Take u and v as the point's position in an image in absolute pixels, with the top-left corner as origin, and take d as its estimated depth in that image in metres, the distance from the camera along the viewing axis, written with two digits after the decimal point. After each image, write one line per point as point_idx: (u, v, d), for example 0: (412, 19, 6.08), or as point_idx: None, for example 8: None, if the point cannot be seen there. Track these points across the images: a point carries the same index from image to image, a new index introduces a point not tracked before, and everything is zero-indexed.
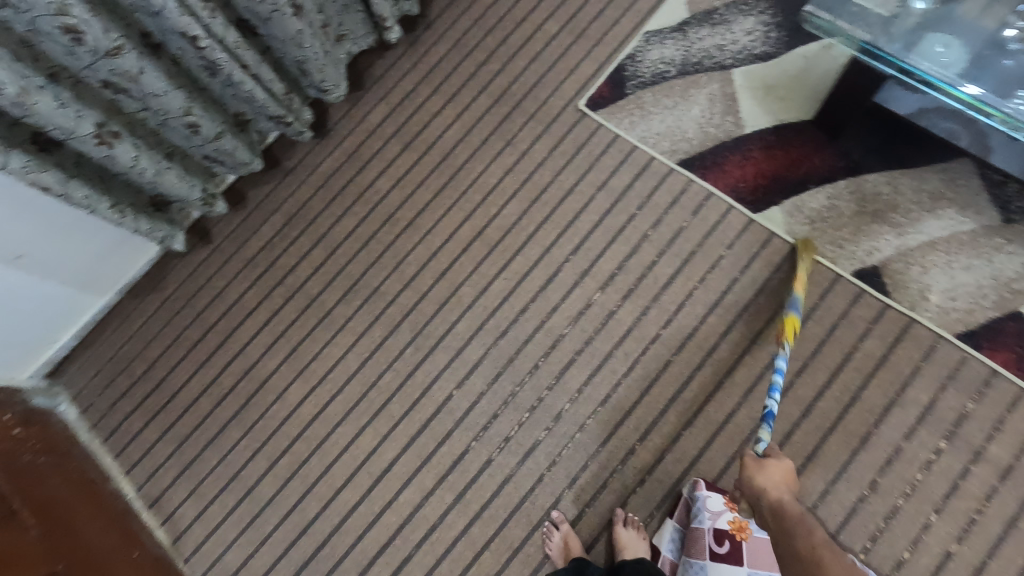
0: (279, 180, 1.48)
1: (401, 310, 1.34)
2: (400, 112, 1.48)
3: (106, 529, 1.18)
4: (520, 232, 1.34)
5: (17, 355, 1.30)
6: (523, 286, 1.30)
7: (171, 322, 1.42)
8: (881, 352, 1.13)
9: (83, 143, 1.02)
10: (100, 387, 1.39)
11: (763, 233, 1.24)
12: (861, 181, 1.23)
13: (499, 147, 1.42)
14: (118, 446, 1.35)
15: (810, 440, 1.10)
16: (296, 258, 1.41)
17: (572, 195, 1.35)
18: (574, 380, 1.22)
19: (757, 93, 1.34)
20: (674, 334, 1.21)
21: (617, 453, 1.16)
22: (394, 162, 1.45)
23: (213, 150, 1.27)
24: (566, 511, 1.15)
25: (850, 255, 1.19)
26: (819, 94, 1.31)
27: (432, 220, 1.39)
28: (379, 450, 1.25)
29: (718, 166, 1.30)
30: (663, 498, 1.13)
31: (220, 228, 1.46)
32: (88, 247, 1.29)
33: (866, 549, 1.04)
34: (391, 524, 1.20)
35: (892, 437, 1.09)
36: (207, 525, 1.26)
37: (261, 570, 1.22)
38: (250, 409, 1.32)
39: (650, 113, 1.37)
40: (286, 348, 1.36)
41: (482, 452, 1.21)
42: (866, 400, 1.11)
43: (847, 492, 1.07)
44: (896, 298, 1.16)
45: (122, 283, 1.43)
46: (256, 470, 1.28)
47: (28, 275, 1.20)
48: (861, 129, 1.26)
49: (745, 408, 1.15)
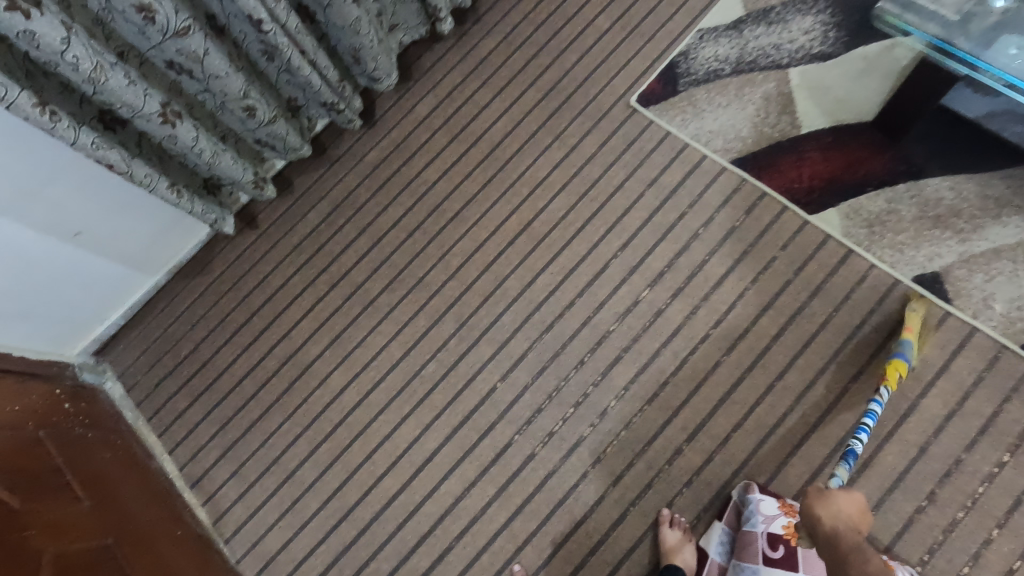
0: (325, 168, 1.48)
1: (446, 301, 1.33)
2: (448, 104, 1.48)
3: (152, 506, 1.19)
4: (568, 226, 1.33)
5: (68, 330, 1.32)
6: (570, 281, 1.29)
7: (216, 305, 1.43)
8: (941, 360, 1.10)
9: (148, 122, 1.03)
10: (147, 366, 1.41)
11: (819, 234, 1.22)
12: (922, 185, 1.20)
13: (547, 141, 1.41)
14: (163, 425, 1.37)
15: (864, 448, 1.08)
16: (342, 246, 1.42)
17: (622, 191, 1.33)
18: (620, 378, 1.20)
19: (814, 93, 1.32)
20: (724, 335, 1.19)
21: (663, 453, 1.14)
22: (440, 153, 1.45)
23: (267, 134, 1.27)
24: (610, 509, 1.13)
25: (909, 260, 1.17)
26: (881, 96, 1.29)
27: (479, 212, 1.39)
28: (421, 440, 1.25)
29: (773, 167, 1.28)
30: (710, 501, 1.11)
31: (267, 213, 1.47)
32: (142, 226, 1.31)
33: (923, 561, 1.01)
34: (431, 514, 1.20)
35: (952, 448, 1.06)
36: (247, 507, 1.27)
37: (301, 554, 1.22)
38: (293, 394, 1.33)
39: (703, 111, 1.36)
40: (330, 335, 1.36)
41: (525, 445, 1.20)
42: (925, 409, 1.08)
43: (903, 502, 1.04)
44: (958, 306, 1.13)
45: (171, 265, 1.44)
46: (298, 455, 1.29)
47: (83, 251, 1.23)
48: (924, 132, 1.23)
49: (798, 413, 1.12)
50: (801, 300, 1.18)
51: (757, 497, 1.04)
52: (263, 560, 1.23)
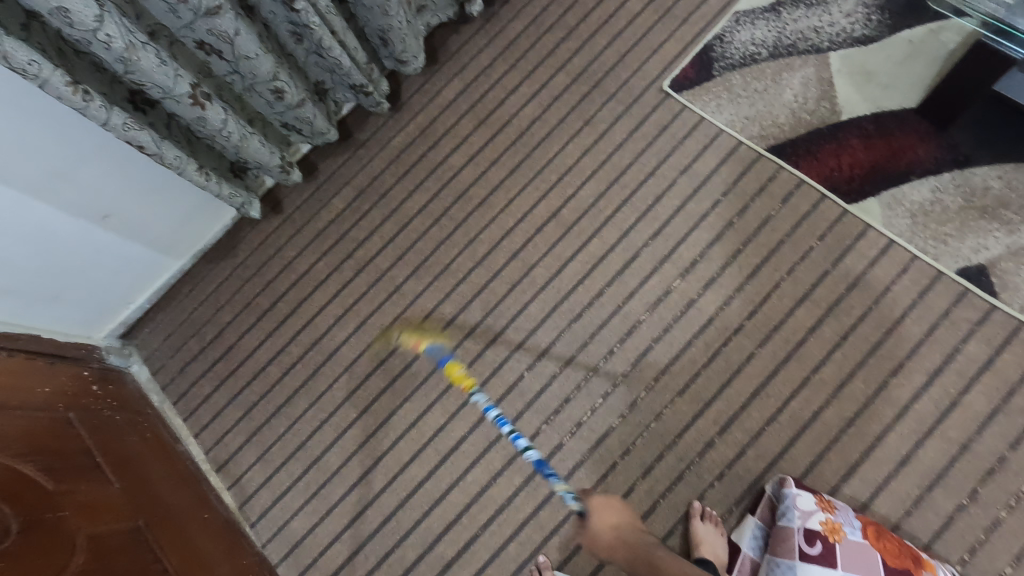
0: (351, 153, 1.47)
1: (472, 288, 1.32)
2: (475, 88, 1.46)
3: (180, 489, 1.19)
4: (598, 214, 1.31)
5: (96, 312, 1.32)
6: (600, 269, 1.27)
7: (241, 290, 1.42)
8: (985, 356, 1.07)
9: (178, 103, 1.02)
10: (172, 349, 1.41)
11: (858, 225, 1.18)
12: (968, 175, 1.16)
13: (577, 127, 1.38)
14: (188, 409, 1.37)
15: (904, 444, 1.05)
16: (367, 232, 1.41)
17: (653, 178, 1.30)
18: (650, 369, 1.18)
19: (856, 78, 1.28)
20: (759, 326, 1.16)
21: (694, 445, 1.13)
22: (467, 138, 1.43)
23: (294, 117, 1.26)
24: (640, 501, 1.12)
25: (954, 252, 1.13)
26: (926, 81, 1.24)
27: (506, 198, 1.37)
28: (447, 428, 1.24)
29: (811, 154, 1.24)
30: (742, 494, 1.09)
31: (292, 198, 1.46)
32: (169, 209, 1.30)
33: (963, 560, 0.98)
34: (457, 503, 1.19)
35: (996, 446, 1.03)
36: (273, 492, 1.27)
37: (327, 539, 1.22)
38: (318, 379, 1.33)
39: (738, 96, 1.32)
40: (356, 321, 1.35)
41: (553, 435, 1.19)
42: (968, 405, 1.05)
43: (944, 500, 1.02)
44: (1004, 300, 1.09)
45: (197, 249, 1.44)
46: (323, 440, 1.28)
47: (112, 234, 1.23)
48: (971, 120, 1.19)
49: (835, 407, 1.09)
50: (838, 291, 1.15)
51: (793, 491, 1.00)
52: (289, 545, 1.23)
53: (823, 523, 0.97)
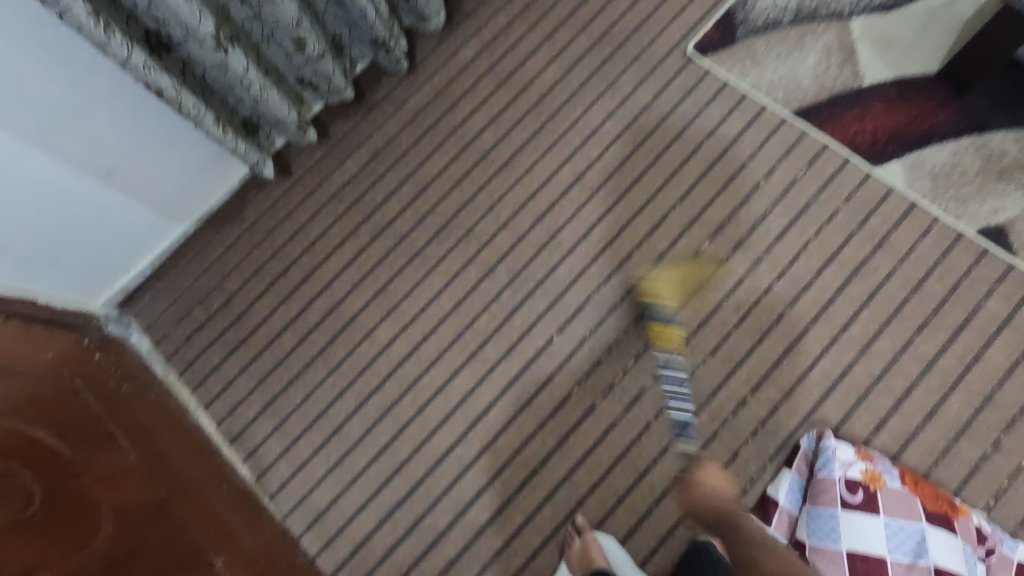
0: (364, 114, 1.41)
1: (497, 252, 1.29)
2: (494, 49, 1.42)
3: (196, 460, 1.13)
4: (625, 177, 1.29)
5: (94, 276, 1.24)
6: (627, 233, 1.26)
7: (250, 255, 1.35)
8: (1005, 312, 1.11)
9: (200, 45, 0.95)
10: (176, 318, 1.34)
11: (881, 187, 1.21)
12: (986, 139, 1.20)
13: (601, 89, 1.36)
14: (196, 380, 1.30)
15: (930, 398, 1.09)
16: (385, 194, 1.36)
17: (679, 141, 1.30)
18: (682, 330, 1.18)
19: (876, 45, 1.30)
20: (788, 286, 1.18)
21: (728, 404, 1.14)
22: (487, 101, 1.39)
23: (313, 72, 1.19)
24: (674, 461, 1.12)
25: (974, 213, 1.17)
26: (944, 49, 1.27)
27: (529, 161, 1.34)
28: (475, 393, 1.21)
29: (836, 119, 1.26)
30: (777, 451, 1.10)
31: (302, 160, 1.40)
32: (176, 167, 1.22)
33: (988, 506, 1.03)
34: (489, 467, 1.17)
35: (1016, 398, 1.07)
36: (292, 464, 1.23)
37: (353, 509, 1.18)
38: (337, 347, 1.28)
39: (762, 61, 1.32)
40: (375, 287, 1.31)
41: (585, 398, 1.18)
42: (989, 359, 1.09)
43: (969, 450, 1.06)
44: (1022, 258, 1.14)
45: (202, 212, 1.36)
46: (345, 409, 1.24)
47: (115, 191, 1.14)
48: (987, 87, 1.23)
49: (863, 363, 1.12)
50: (864, 252, 1.18)
51: (832, 444, 1.05)
52: (312, 516, 1.19)
53: (862, 473, 1.02)
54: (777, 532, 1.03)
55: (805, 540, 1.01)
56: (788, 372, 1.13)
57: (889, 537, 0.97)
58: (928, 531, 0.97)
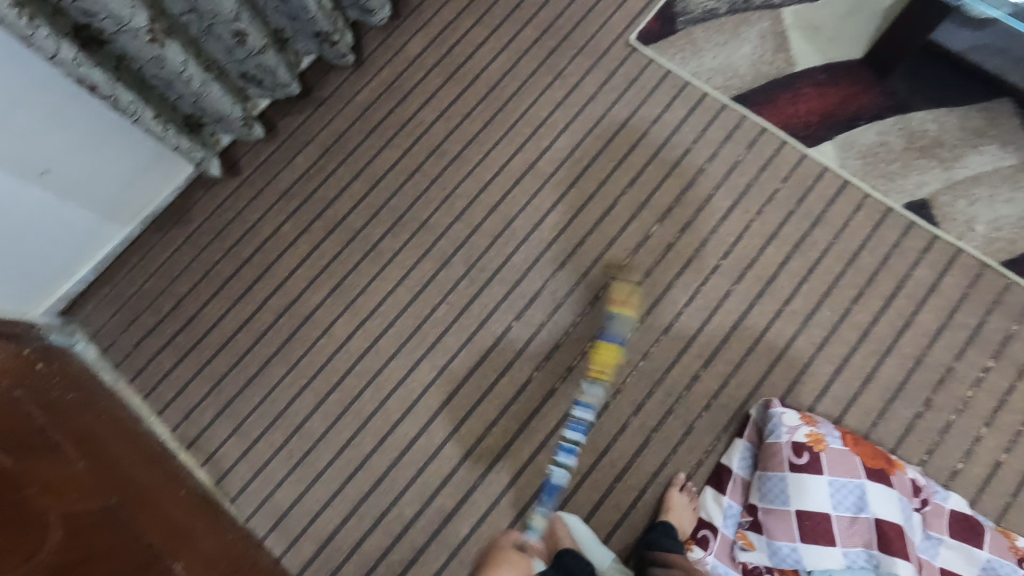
0: (312, 110, 1.39)
1: (453, 243, 1.30)
2: (441, 42, 1.42)
3: (150, 468, 1.10)
4: (575, 165, 1.32)
5: (33, 284, 1.19)
6: (580, 219, 1.29)
7: (199, 256, 1.32)
8: (931, 280, 1.19)
9: (134, 39, 0.92)
10: (123, 324, 1.29)
11: (816, 166, 1.27)
12: (909, 119, 1.28)
13: (548, 80, 1.38)
14: (147, 386, 1.26)
15: (867, 363, 1.15)
16: (336, 190, 1.35)
17: (626, 128, 1.33)
18: (635, 311, 1.22)
19: (806, 32, 1.36)
20: (733, 265, 1.23)
21: (681, 379, 1.18)
22: (436, 93, 1.39)
23: (256, 66, 1.17)
24: (633, 438, 1.16)
25: (900, 188, 1.24)
26: (868, 35, 1.35)
27: (481, 152, 1.35)
28: (436, 383, 1.22)
29: (772, 103, 1.32)
30: (729, 422, 1.15)
31: (250, 157, 1.37)
32: (116, 167, 1.19)
33: (923, 461, 1.10)
34: (453, 455, 1.18)
35: (944, 358, 1.15)
36: (252, 466, 1.21)
37: (317, 506, 1.17)
38: (295, 344, 1.27)
39: (701, 49, 1.37)
40: (331, 283, 1.30)
41: (545, 381, 1.20)
42: (918, 324, 1.17)
43: (904, 410, 1.13)
44: (944, 229, 1.22)
45: (146, 213, 1.32)
46: (304, 407, 1.23)
47: (50, 193, 1.10)
48: (908, 71, 1.31)
49: (806, 334, 1.18)
50: (803, 229, 1.23)
51: (779, 410, 1.09)
52: (276, 516, 1.18)
53: (807, 436, 1.07)
54: (731, 499, 1.10)
55: (757, 503, 1.07)
56: (737, 347, 1.18)
57: (833, 494, 1.03)
58: (868, 486, 1.02)
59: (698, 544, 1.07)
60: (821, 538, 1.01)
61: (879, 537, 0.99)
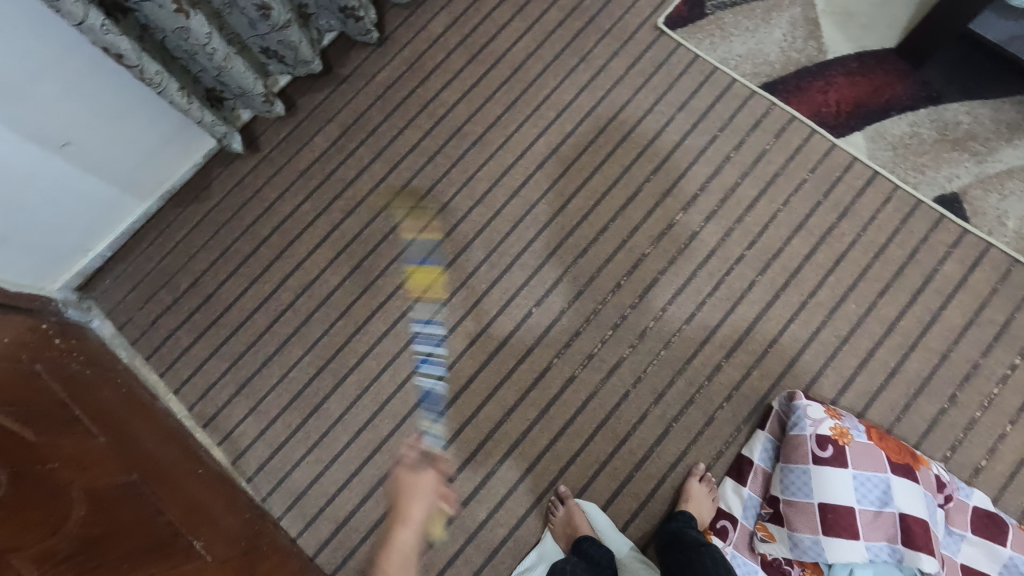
0: (332, 88, 1.37)
1: (474, 227, 1.28)
2: (465, 22, 1.40)
3: (168, 445, 1.09)
4: (598, 151, 1.30)
5: (50, 258, 1.17)
6: (603, 205, 1.27)
7: (217, 234, 1.31)
8: (960, 275, 1.17)
9: (159, 8, 0.90)
10: (140, 301, 1.28)
11: (845, 157, 1.25)
12: (941, 110, 1.26)
13: (573, 63, 1.35)
14: (164, 364, 1.25)
15: (891, 357, 1.14)
16: (356, 170, 1.33)
17: (651, 115, 1.31)
18: (657, 300, 1.21)
19: (838, 19, 1.33)
20: (758, 255, 1.21)
21: (703, 369, 1.17)
22: (459, 74, 1.37)
23: (279, 41, 1.15)
24: (652, 427, 1.15)
25: (930, 181, 1.22)
26: (902, 23, 1.32)
27: (503, 135, 1.33)
28: (455, 368, 1.21)
29: (801, 91, 1.30)
30: (750, 413, 1.15)
31: (269, 135, 1.36)
32: (135, 141, 1.17)
33: (946, 457, 1.10)
34: (471, 440, 1.18)
35: (970, 354, 1.13)
36: (269, 446, 1.20)
37: (334, 487, 1.17)
38: (313, 325, 1.26)
39: (730, 35, 1.34)
40: (350, 265, 1.28)
41: (565, 368, 1.19)
42: (945, 319, 1.15)
43: (928, 405, 1.12)
44: (975, 224, 1.20)
45: (164, 189, 1.31)
46: (322, 388, 1.22)
47: (69, 166, 1.08)
48: (941, 62, 1.28)
49: (830, 326, 1.17)
50: (830, 221, 1.22)
51: (803, 403, 1.08)
52: (292, 497, 1.17)
53: (832, 429, 1.05)
54: (751, 491, 1.10)
55: (778, 496, 1.06)
56: (760, 338, 1.17)
57: (856, 488, 1.01)
58: (893, 481, 1.01)
59: (718, 534, 1.08)
60: (845, 531, 1.00)
61: (903, 532, 0.99)
